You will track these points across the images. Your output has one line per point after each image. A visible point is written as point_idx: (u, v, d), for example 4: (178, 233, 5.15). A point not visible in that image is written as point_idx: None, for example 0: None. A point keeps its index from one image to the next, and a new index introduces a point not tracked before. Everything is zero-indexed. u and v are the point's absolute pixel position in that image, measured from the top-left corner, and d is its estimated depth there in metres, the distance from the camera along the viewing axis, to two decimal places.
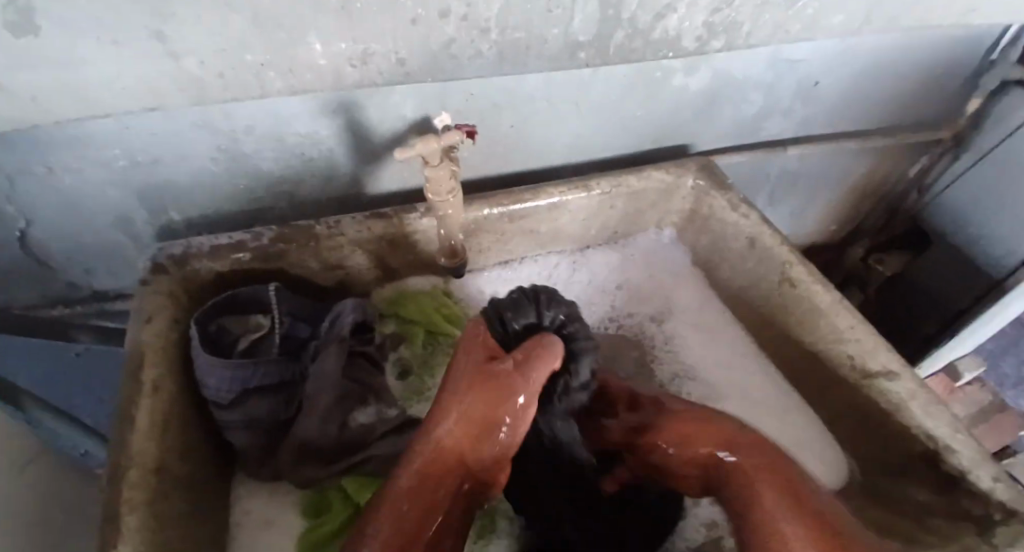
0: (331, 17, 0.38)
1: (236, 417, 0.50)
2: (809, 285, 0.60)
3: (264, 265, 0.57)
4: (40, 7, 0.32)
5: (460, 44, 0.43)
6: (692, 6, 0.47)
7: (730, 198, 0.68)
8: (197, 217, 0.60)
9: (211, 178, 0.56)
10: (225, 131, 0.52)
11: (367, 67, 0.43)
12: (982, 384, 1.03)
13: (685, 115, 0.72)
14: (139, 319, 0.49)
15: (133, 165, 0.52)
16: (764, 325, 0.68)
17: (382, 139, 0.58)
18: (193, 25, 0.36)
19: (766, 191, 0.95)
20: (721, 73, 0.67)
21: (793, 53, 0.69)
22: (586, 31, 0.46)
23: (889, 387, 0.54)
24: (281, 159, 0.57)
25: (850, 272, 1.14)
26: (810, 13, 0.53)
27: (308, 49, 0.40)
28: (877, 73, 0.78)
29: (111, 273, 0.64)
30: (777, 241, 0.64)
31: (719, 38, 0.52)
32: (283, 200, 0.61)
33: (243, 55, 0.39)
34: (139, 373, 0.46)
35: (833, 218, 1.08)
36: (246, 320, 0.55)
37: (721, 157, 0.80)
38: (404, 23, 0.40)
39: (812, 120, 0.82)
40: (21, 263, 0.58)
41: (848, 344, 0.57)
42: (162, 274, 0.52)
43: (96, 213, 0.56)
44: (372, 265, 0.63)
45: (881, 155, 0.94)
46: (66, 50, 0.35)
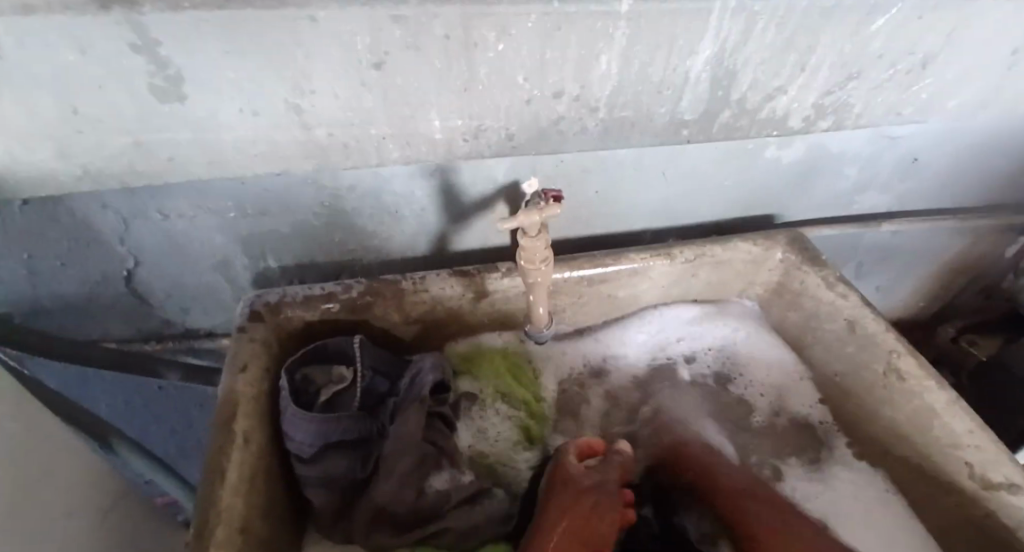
0: (452, 96, 0.39)
1: (314, 472, 0.50)
2: (917, 377, 0.55)
3: (350, 317, 0.58)
4: (189, 78, 0.35)
5: (568, 121, 0.44)
6: (803, 88, 0.46)
7: (824, 275, 0.64)
8: (290, 265, 0.63)
9: (310, 231, 0.59)
10: (331, 189, 0.54)
11: (478, 140, 0.44)
12: None
13: (775, 187, 0.70)
14: (234, 366, 0.50)
15: (243, 215, 0.55)
16: (861, 414, 0.63)
17: (472, 200, 0.60)
18: (327, 101, 0.38)
19: (853, 264, 0.90)
20: (817, 147, 0.65)
21: (896, 129, 0.66)
22: (692, 110, 0.46)
23: (1017, 503, 0.48)
24: (377, 216, 0.59)
25: (941, 353, 1.03)
26: (926, 96, 0.51)
27: (428, 124, 0.41)
28: (986, 150, 0.73)
29: (203, 313, 0.67)
30: (880, 326, 0.59)
31: (827, 118, 0.51)
32: (372, 253, 0.63)
33: (367, 129, 0.41)
34: (232, 422, 0.46)
35: (925, 294, 1.01)
36: (329, 371, 0.56)
37: (809, 229, 0.77)
38: (519, 101, 0.41)
39: (910, 195, 0.78)
40: (128, 299, 0.62)
41: (967, 449, 0.51)
42: (257, 321, 0.54)
43: (201, 257, 0.59)
44: (450, 321, 0.64)
45: (984, 233, 0.88)
46: (209, 119, 0.38)
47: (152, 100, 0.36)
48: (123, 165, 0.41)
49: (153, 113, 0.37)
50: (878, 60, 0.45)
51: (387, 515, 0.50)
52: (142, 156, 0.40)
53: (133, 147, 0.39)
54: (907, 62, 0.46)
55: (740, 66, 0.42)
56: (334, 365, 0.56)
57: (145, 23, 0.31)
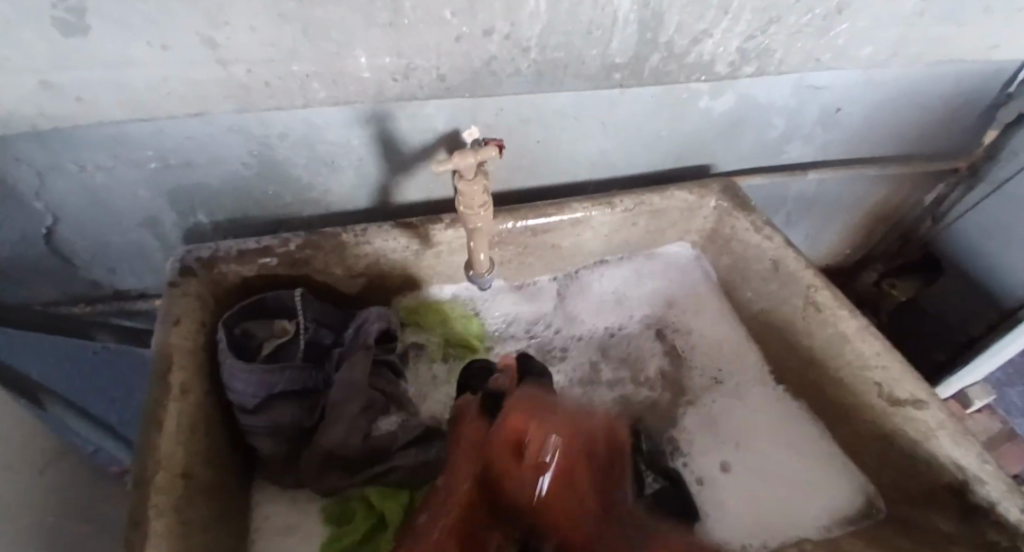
0: (379, 32, 0.39)
1: (259, 423, 0.50)
2: (831, 310, 0.60)
3: (290, 271, 0.57)
4: (97, 8, 0.33)
5: (501, 62, 0.44)
6: (728, 32, 0.48)
7: (752, 220, 0.68)
8: (226, 220, 0.61)
9: (243, 183, 0.57)
10: (261, 138, 0.52)
11: (409, 81, 0.43)
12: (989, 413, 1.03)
13: (709, 137, 0.72)
14: (167, 321, 0.49)
15: (168, 166, 0.53)
16: (782, 349, 0.68)
17: (412, 150, 0.59)
18: (246, 35, 0.36)
19: (783, 213, 0.96)
20: (747, 96, 0.68)
21: (819, 80, 0.69)
22: (623, 53, 0.47)
23: (915, 416, 0.54)
24: (313, 166, 0.57)
25: (863, 296, 1.14)
26: (841, 43, 0.54)
27: (356, 63, 0.41)
28: (900, 102, 0.78)
29: (135, 272, 0.64)
30: (800, 265, 0.64)
31: (751, 63, 0.53)
32: (312, 207, 0.62)
33: (291, 66, 0.40)
34: (168, 375, 0.46)
35: (847, 242, 1.09)
36: (271, 326, 0.55)
37: (742, 179, 0.81)
38: (449, 39, 0.41)
39: (833, 145, 0.83)
40: (49, 260, 0.59)
41: (872, 371, 0.57)
42: (191, 276, 0.52)
43: (127, 213, 0.57)
44: (395, 274, 0.64)
45: (898, 181, 0.95)
46: (120, 54, 0.36)
47: (56, 35, 0.34)
48: (31, 107, 0.38)
49: (56, 50, 0.34)
50: (795, 4, 0.47)
51: (336, 460, 0.51)
52: (50, 97, 0.38)
53: (42, 88, 0.37)
54: (823, 7, 0.49)
55: (666, 7, 0.43)
56: (276, 319, 0.55)
57: None
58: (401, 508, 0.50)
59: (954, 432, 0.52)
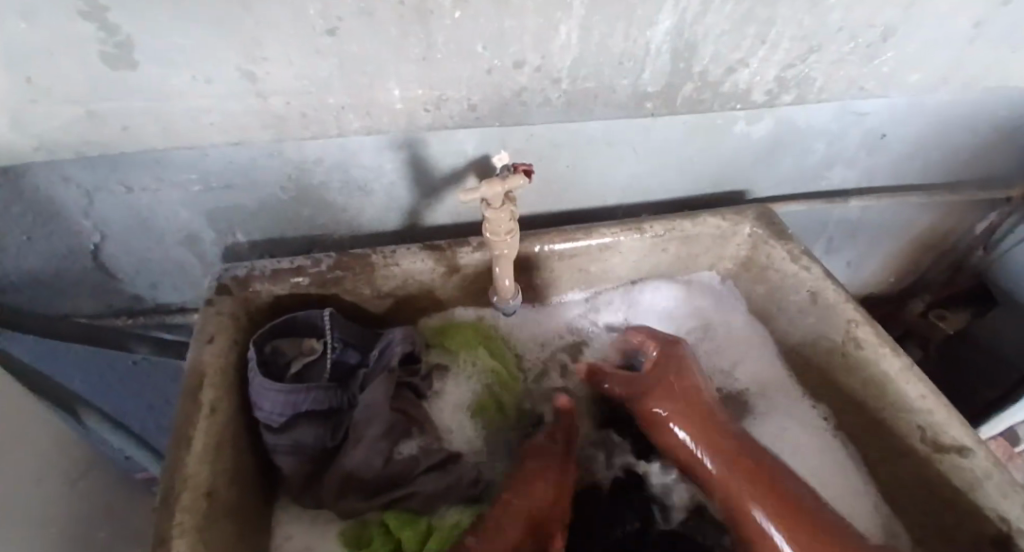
0: (411, 65, 0.39)
1: (285, 440, 0.51)
2: (873, 347, 0.57)
3: (321, 291, 0.58)
4: (139, 45, 0.35)
5: (531, 92, 0.44)
6: (765, 61, 0.47)
7: (789, 249, 0.66)
8: (260, 239, 0.62)
9: (278, 205, 0.58)
10: (298, 163, 0.54)
11: (440, 111, 0.44)
12: None
13: (744, 162, 0.71)
14: (201, 338, 0.51)
15: (208, 188, 0.55)
16: (820, 386, 0.65)
17: (442, 174, 0.60)
18: (282, 68, 0.38)
19: (823, 240, 0.92)
20: (785, 122, 0.66)
21: (863, 105, 0.67)
22: (655, 82, 0.46)
23: (960, 464, 0.50)
24: (346, 189, 0.58)
25: (910, 328, 1.08)
26: (885, 71, 0.52)
27: (388, 94, 0.41)
28: (950, 127, 0.75)
29: (172, 287, 0.66)
30: (839, 297, 0.61)
31: (790, 91, 0.51)
32: (343, 228, 0.63)
33: (325, 97, 0.41)
34: (199, 392, 0.47)
35: (892, 270, 1.04)
36: (300, 344, 0.56)
37: (780, 205, 0.78)
38: (480, 71, 0.41)
39: (877, 171, 0.80)
40: (95, 274, 0.61)
41: (917, 414, 0.53)
42: (225, 294, 0.54)
43: (168, 231, 0.59)
44: (422, 296, 0.64)
45: (948, 208, 0.90)
46: (163, 86, 0.38)
47: (103, 68, 0.36)
48: (80, 135, 0.40)
49: (102, 81, 0.36)
50: (837, 32, 0.46)
51: (357, 481, 0.51)
52: (96, 125, 0.40)
53: (86, 117, 0.39)
54: (867, 36, 0.47)
55: (700, 37, 0.43)
56: (304, 337, 0.56)
57: None
58: (417, 537, 0.49)
59: (1001, 483, 0.48)
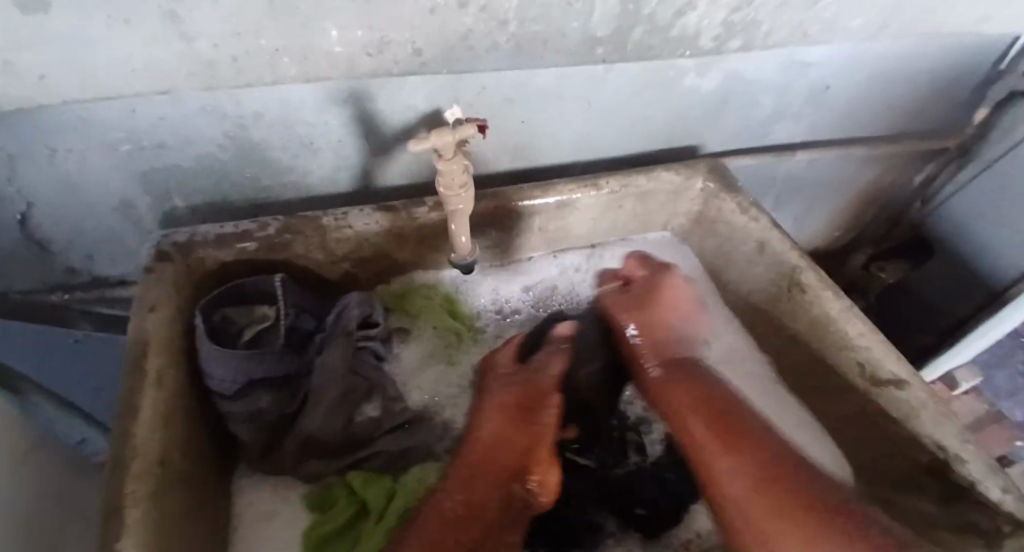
0: (348, 3, 0.37)
1: (239, 409, 0.49)
2: (818, 290, 0.60)
3: (269, 256, 0.56)
4: None
5: (477, 36, 0.43)
6: (712, 4, 0.47)
7: (740, 200, 0.68)
8: (203, 206, 0.59)
9: (219, 167, 0.55)
10: (236, 120, 0.51)
11: (383, 56, 0.42)
12: (977, 393, 0.99)
13: (696, 116, 0.71)
14: (142, 308, 0.48)
15: (140, 150, 0.52)
16: (770, 331, 0.68)
17: (393, 131, 0.58)
18: (208, 7, 0.35)
19: (772, 195, 0.95)
20: (733, 74, 0.67)
21: (807, 56, 0.68)
22: (604, 26, 0.45)
23: (899, 396, 0.53)
24: (290, 148, 0.56)
25: (853, 279, 1.14)
26: (828, 16, 0.53)
27: (326, 37, 0.39)
28: (890, 79, 0.78)
29: (110, 260, 0.63)
30: (787, 244, 0.63)
31: (737, 37, 0.52)
32: (291, 192, 0.61)
33: (258, 40, 0.38)
34: (141, 362, 0.45)
35: (837, 224, 1.09)
36: (251, 311, 0.55)
37: (730, 160, 0.80)
38: (423, 12, 0.39)
39: (821, 125, 0.82)
40: (21, 248, 0.57)
41: (859, 350, 0.56)
42: (165, 261, 0.51)
43: (101, 199, 0.55)
44: (378, 259, 0.62)
45: (888, 161, 0.94)
46: (76, 31, 0.35)
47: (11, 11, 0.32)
48: None
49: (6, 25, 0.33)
50: None
51: (318, 445, 0.50)
52: (5, 76, 0.36)
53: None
54: None
55: None
56: (255, 305, 0.55)
57: None
58: (383, 496, 0.49)
59: (935, 412, 0.51)
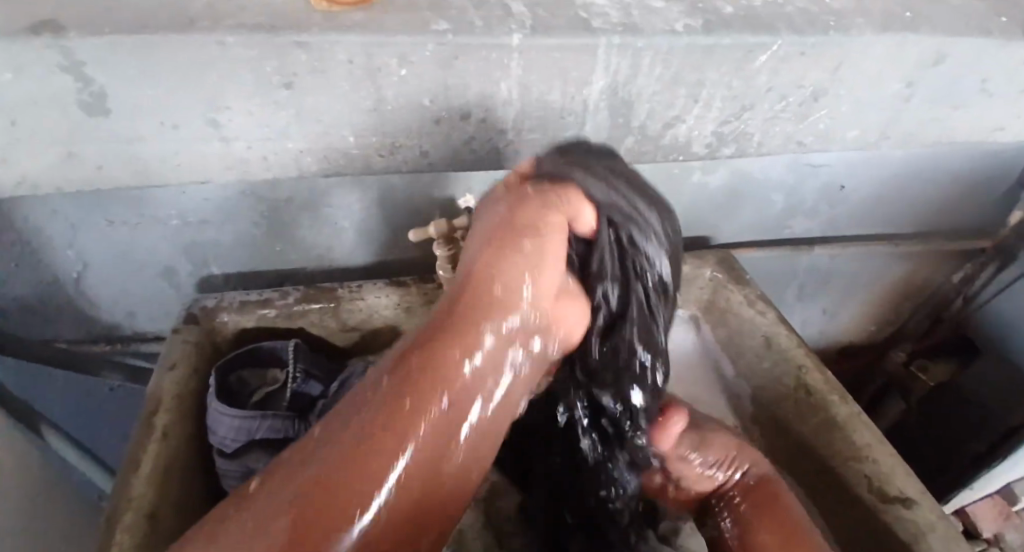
0: (363, 116, 0.43)
1: (236, 467, 0.52)
2: (824, 394, 0.58)
3: (289, 324, 0.60)
4: (114, 95, 0.39)
5: (479, 142, 0.48)
6: (700, 117, 0.50)
7: (747, 293, 0.68)
8: (235, 273, 0.65)
9: (252, 241, 0.62)
10: (270, 201, 0.57)
11: (394, 157, 0.47)
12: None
13: (706, 209, 0.74)
14: (164, 366, 0.54)
15: (186, 224, 0.59)
16: (774, 430, 0.64)
17: (409, 215, 0.63)
18: (244, 117, 0.42)
19: (794, 287, 0.94)
20: (740, 173, 0.70)
21: (816, 158, 0.70)
22: (598, 135, 0.50)
23: (905, 514, 0.49)
24: (317, 228, 0.62)
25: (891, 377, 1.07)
26: (822, 128, 0.55)
27: (343, 140, 0.45)
28: (907, 181, 0.78)
29: (150, 317, 0.69)
30: (793, 342, 0.63)
31: (729, 145, 0.55)
32: (315, 264, 0.66)
33: (284, 143, 0.45)
34: (154, 418, 0.50)
35: (869, 318, 1.05)
36: (266, 374, 0.59)
37: (742, 252, 0.81)
38: (428, 122, 0.45)
39: (839, 221, 0.82)
40: (75, 301, 0.65)
41: (864, 462, 0.53)
42: (192, 324, 0.57)
43: (147, 263, 0.62)
44: (389, 331, 0.65)
45: (917, 259, 0.92)
46: (132, 132, 0.42)
47: (81, 115, 0.40)
48: (61, 175, 0.44)
49: (82, 129, 0.41)
50: (766, 93, 0.49)
51: None
52: (76, 167, 0.44)
53: (68, 158, 0.43)
54: (796, 95, 0.51)
55: (635, 96, 0.47)
56: (269, 368, 0.59)
57: (71, 48, 0.36)
58: None
59: (946, 537, 0.47)
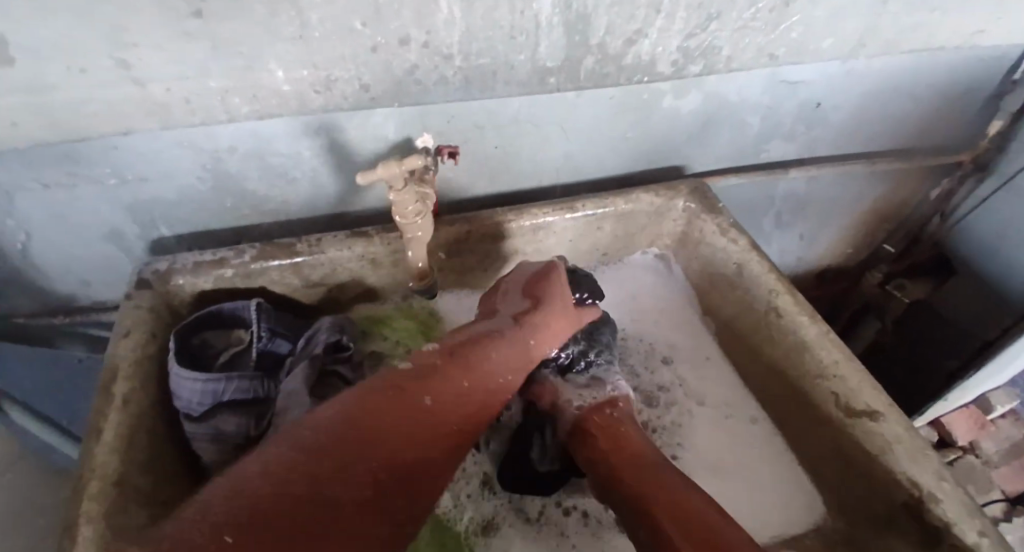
0: (289, 45, 0.39)
1: (204, 428, 0.50)
2: (793, 316, 0.57)
3: (246, 282, 0.58)
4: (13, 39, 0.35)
5: (424, 70, 0.44)
6: (664, 31, 0.47)
7: (721, 222, 0.66)
8: (186, 233, 0.62)
9: (199, 198, 0.58)
10: (211, 152, 0.54)
11: (331, 93, 0.44)
12: (1017, 417, 1.02)
13: (679, 137, 0.70)
14: (117, 333, 0.51)
15: (125, 183, 0.55)
16: (749, 358, 0.63)
17: (364, 160, 0.59)
18: (154, 54, 0.38)
19: (772, 214, 0.92)
20: (713, 95, 0.66)
21: (792, 75, 0.67)
22: (553, 56, 0.46)
23: (872, 428, 0.49)
24: (266, 179, 0.58)
25: (868, 300, 1.05)
26: (795, 38, 0.52)
27: (271, 76, 0.41)
28: (887, 94, 0.75)
29: (107, 285, 0.66)
30: (766, 268, 0.61)
31: (697, 62, 0.51)
32: (270, 218, 0.62)
33: (205, 82, 0.40)
34: (112, 387, 0.48)
35: (848, 242, 1.04)
36: (229, 336, 0.58)
37: (719, 180, 0.78)
38: (364, 50, 0.41)
39: (816, 142, 0.79)
40: (22, 274, 0.62)
41: (832, 381, 0.53)
42: (145, 288, 0.54)
43: (92, 229, 0.59)
44: (354, 284, 0.63)
45: (898, 177, 0.90)
46: (35, 81, 0.38)
47: None
48: None
49: None
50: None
51: None
52: None
53: None
54: (766, 0, 0.47)
55: (591, 8, 0.43)
56: (232, 329, 0.57)
57: None
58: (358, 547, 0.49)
59: (913, 448, 0.48)
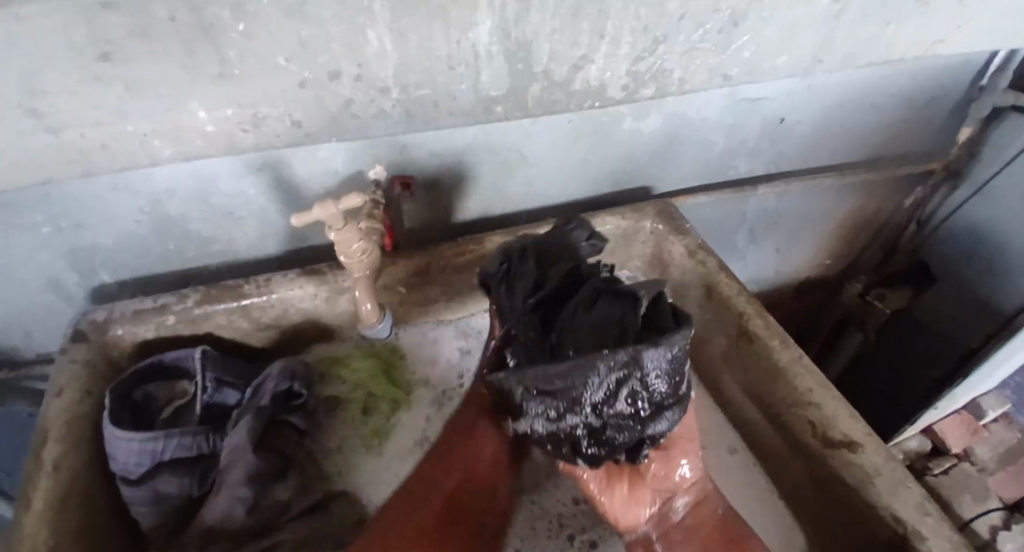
0: (210, 84, 0.37)
1: (143, 491, 0.47)
2: (765, 340, 0.56)
3: (192, 328, 0.55)
4: None
5: (360, 104, 0.42)
6: (611, 56, 0.45)
7: (688, 243, 0.65)
8: (130, 278, 0.59)
9: (140, 242, 0.55)
10: (148, 195, 0.51)
11: (263, 131, 0.42)
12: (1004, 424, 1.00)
13: (641, 158, 0.69)
14: (50, 392, 0.48)
15: (58, 230, 0.52)
16: (723, 383, 0.61)
17: (314, 195, 0.57)
18: (68, 102, 0.35)
19: (744, 230, 0.91)
20: (673, 114, 0.65)
21: (752, 92, 0.66)
22: (497, 85, 0.44)
23: (850, 459, 0.47)
24: (211, 220, 0.55)
25: (848, 311, 1.04)
26: (748, 57, 0.51)
27: (195, 118, 0.39)
28: (849, 107, 0.74)
29: (50, 336, 0.63)
30: (734, 290, 0.60)
31: (649, 86, 0.50)
32: (219, 258, 0.60)
33: (126, 126, 0.38)
34: (41, 453, 0.44)
35: (824, 254, 1.03)
36: (173, 387, 0.54)
37: (686, 198, 0.77)
38: (293, 86, 0.39)
39: (783, 157, 0.79)
40: None
41: (807, 408, 0.51)
42: (82, 341, 0.51)
43: (28, 279, 0.56)
44: (310, 323, 0.60)
45: (869, 188, 0.89)
46: None
47: None
48: None
49: None
50: (678, 21, 0.44)
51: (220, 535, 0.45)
52: None
53: None
54: (714, 22, 0.46)
55: (532, 36, 0.41)
56: (177, 380, 0.54)
57: None
58: None
59: (890, 479, 0.46)
